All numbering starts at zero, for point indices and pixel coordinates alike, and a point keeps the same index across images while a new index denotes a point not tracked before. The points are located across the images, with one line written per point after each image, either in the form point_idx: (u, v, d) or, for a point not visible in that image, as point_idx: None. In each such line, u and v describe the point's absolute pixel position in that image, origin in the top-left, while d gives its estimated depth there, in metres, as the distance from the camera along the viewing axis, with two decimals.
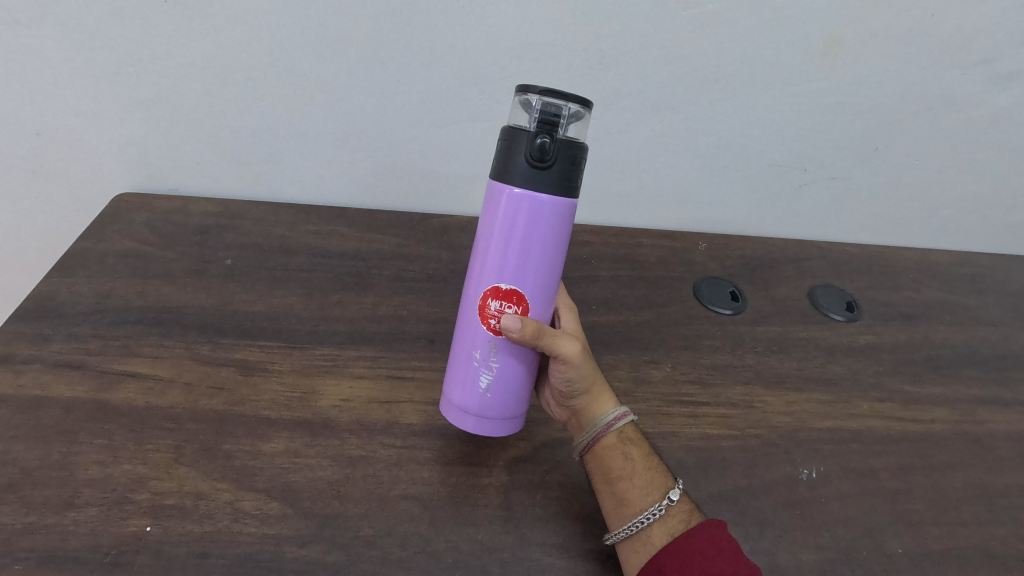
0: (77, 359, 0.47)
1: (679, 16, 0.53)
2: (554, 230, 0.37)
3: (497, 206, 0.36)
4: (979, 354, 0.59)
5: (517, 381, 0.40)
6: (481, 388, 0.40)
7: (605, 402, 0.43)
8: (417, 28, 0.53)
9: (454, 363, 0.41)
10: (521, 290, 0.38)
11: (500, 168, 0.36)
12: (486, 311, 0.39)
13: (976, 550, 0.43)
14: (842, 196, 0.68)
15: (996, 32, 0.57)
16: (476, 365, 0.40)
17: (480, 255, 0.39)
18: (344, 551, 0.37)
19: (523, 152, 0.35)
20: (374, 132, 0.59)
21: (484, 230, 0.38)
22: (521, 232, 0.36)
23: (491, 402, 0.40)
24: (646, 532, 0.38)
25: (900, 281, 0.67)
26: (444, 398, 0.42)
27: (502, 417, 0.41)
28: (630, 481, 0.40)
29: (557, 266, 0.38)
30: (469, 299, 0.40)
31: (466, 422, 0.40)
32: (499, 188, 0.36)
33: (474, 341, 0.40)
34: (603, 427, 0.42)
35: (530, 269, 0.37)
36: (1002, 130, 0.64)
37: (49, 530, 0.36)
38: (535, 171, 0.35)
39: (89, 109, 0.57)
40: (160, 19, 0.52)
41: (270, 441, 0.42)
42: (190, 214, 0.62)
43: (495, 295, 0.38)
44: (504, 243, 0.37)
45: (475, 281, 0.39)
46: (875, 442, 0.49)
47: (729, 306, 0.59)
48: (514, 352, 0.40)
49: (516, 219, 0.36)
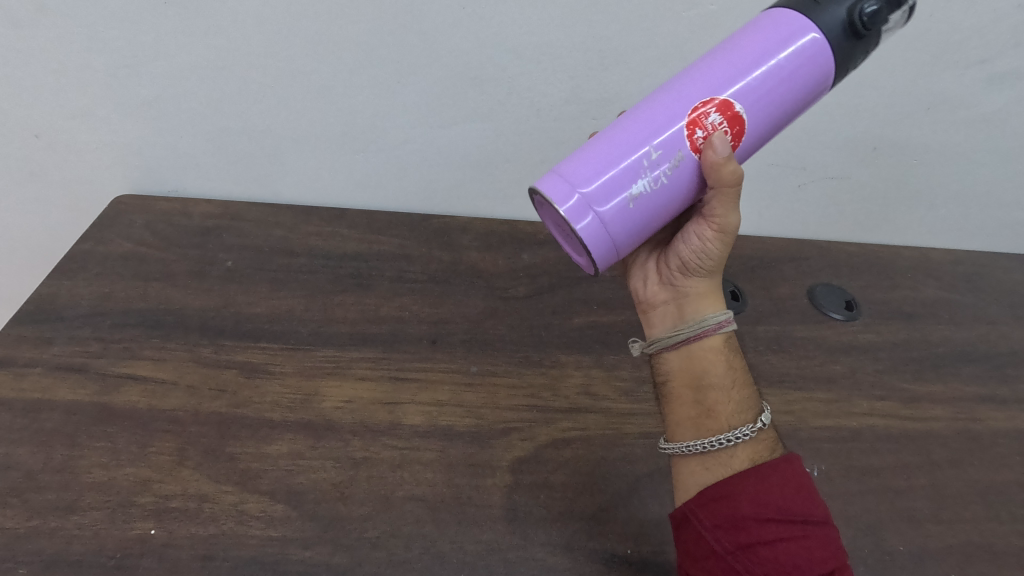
0: (78, 362, 0.46)
1: (679, 16, 0.53)
2: (807, 90, 0.36)
3: (790, 35, 0.35)
4: (976, 352, 0.60)
5: (658, 213, 0.37)
6: (631, 194, 0.36)
7: (715, 303, 0.43)
8: (418, 28, 0.52)
9: (609, 147, 0.36)
10: (746, 122, 0.36)
11: (807, 3, 0.35)
12: (702, 118, 0.35)
13: (974, 547, 0.43)
14: (841, 195, 0.68)
15: (995, 33, 0.57)
16: (644, 167, 0.36)
17: (733, 64, 0.35)
18: (348, 553, 0.37)
19: (849, 4, 0.34)
20: (375, 132, 0.59)
21: (750, 48, 0.35)
22: (790, 74, 0.35)
23: (626, 216, 0.36)
24: (731, 451, 0.39)
25: (899, 279, 0.67)
26: (574, 173, 0.36)
27: (618, 237, 0.37)
28: (726, 393, 0.40)
29: (766, 136, 0.37)
30: (682, 95, 0.36)
31: (584, 213, 0.36)
32: (805, 23, 0.35)
33: (653, 138, 0.36)
34: (711, 325, 0.41)
35: (758, 113, 0.36)
36: (1001, 130, 0.64)
37: (53, 534, 0.36)
38: (844, 28, 0.34)
39: (87, 110, 0.56)
40: (159, 21, 0.51)
41: (273, 443, 0.42)
42: (189, 216, 0.61)
43: (721, 108, 0.35)
44: (767, 79, 0.35)
45: (712, 83, 0.35)
46: (875, 440, 0.49)
47: (730, 305, 0.60)
48: (689, 177, 0.37)
49: (794, 65, 0.35)
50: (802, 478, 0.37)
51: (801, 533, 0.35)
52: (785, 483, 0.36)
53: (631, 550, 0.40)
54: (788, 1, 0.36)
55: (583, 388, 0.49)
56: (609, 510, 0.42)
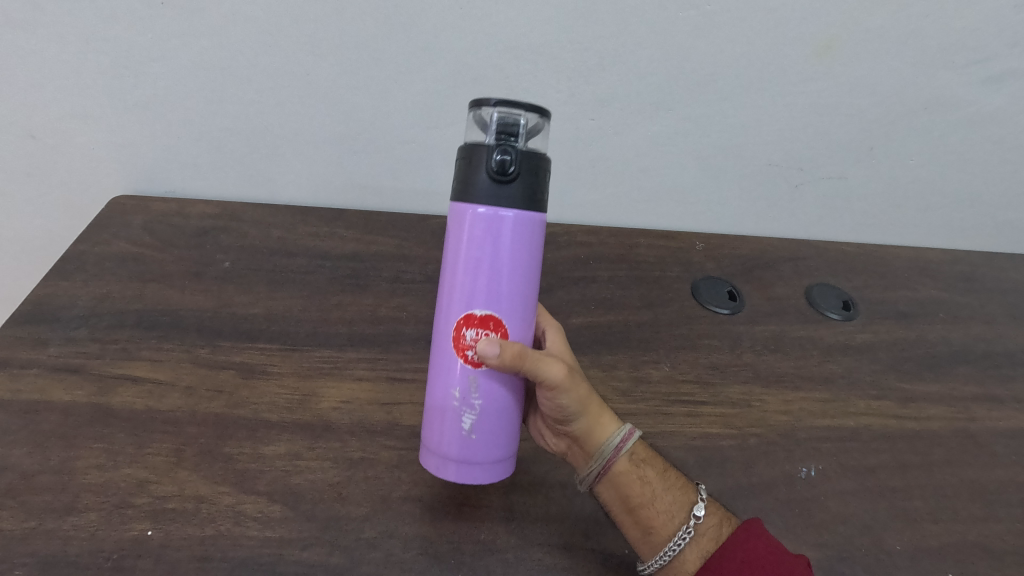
0: (76, 363, 0.46)
1: (676, 17, 0.53)
2: (526, 243, 0.36)
3: (462, 224, 0.36)
4: (973, 351, 0.60)
5: (503, 418, 0.38)
6: (464, 431, 0.37)
7: (608, 422, 0.41)
8: (416, 29, 0.53)
9: (432, 404, 0.38)
10: (497, 313, 0.36)
11: (460, 189, 0.36)
12: (461, 343, 0.37)
13: (972, 546, 0.43)
14: (839, 195, 0.68)
15: (989, 33, 0.57)
16: (457, 405, 0.37)
17: (449, 288, 0.37)
18: (346, 553, 0.37)
19: (484, 169, 0.35)
20: (373, 133, 0.59)
21: (450, 245, 0.37)
22: (503, 247, 0.35)
23: (477, 445, 0.37)
24: (681, 557, 0.39)
25: (896, 279, 0.67)
26: (425, 445, 0.39)
27: (491, 461, 0.38)
28: (653, 507, 0.40)
29: (528, 282, 0.37)
30: (441, 333, 0.38)
31: (449, 473, 0.38)
32: (462, 209, 0.36)
33: (452, 378, 0.37)
34: (610, 454, 0.40)
35: (505, 291, 0.36)
36: (996, 129, 0.65)
37: (49, 535, 0.36)
38: (498, 184, 0.35)
39: (83, 112, 0.56)
40: (158, 21, 0.52)
41: (271, 444, 0.42)
42: (187, 216, 0.61)
43: (469, 322, 0.36)
44: (478, 266, 0.36)
45: (447, 312, 0.37)
46: (872, 439, 0.50)
47: (727, 305, 0.60)
48: (493, 388, 0.37)
49: (486, 238, 0.35)
50: (753, 552, 0.37)
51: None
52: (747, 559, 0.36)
53: (627, 551, 0.40)
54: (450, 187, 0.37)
55: None
56: (607, 511, 0.42)
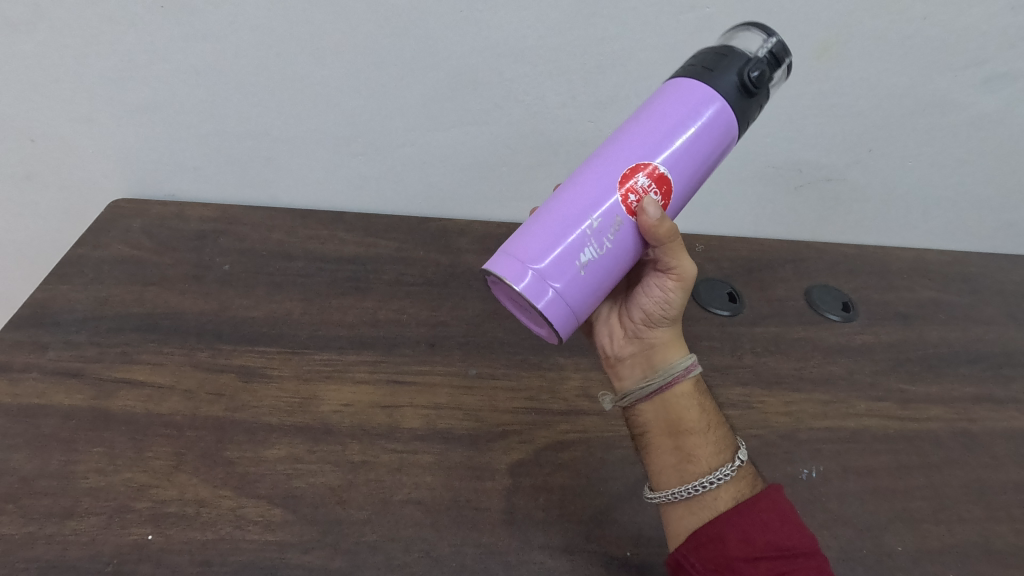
0: (75, 367, 0.46)
1: (676, 19, 0.53)
2: (719, 143, 0.37)
3: (697, 100, 0.36)
4: (972, 353, 0.60)
5: (605, 283, 0.37)
6: (579, 266, 0.35)
7: (677, 348, 0.44)
8: (417, 31, 0.53)
9: (547, 226, 0.36)
10: (670, 175, 0.36)
11: (699, 72, 0.37)
12: (628, 182, 0.36)
13: (973, 547, 0.43)
14: (838, 197, 0.68)
15: (988, 35, 0.58)
16: (588, 233, 0.35)
17: (640, 135, 0.36)
18: (347, 557, 0.37)
19: (735, 70, 0.36)
20: (373, 136, 0.59)
21: (665, 108, 0.36)
22: (705, 133, 0.36)
23: (577, 285, 0.35)
24: (713, 493, 0.39)
25: (895, 280, 0.67)
26: (517, 252, 0.36)
27: (576, 309, 0.36)
28: (701, 437, 0.41)
29: (694, 184, 0.38)
30: (605, 166, 0.36)
31: (537, 295, 0.35)
32: (702, 88, 0.36)
33: (594, 202, 0.35)
34: (680, 372, 0.42)
35: (687, 171, 0.36)
36: (997, 130, 0.65)
37: (49, 541, 0.36)
38: (739, 88, 0.36)
39: (84, 115, 0.56)
40: (158, 24, 0.51)
41: (272, 447, 0.42)
42: (186, 220, 0.61)
43: (648, 172, 0.36)
44: (686, 130, 0.35)
45: (622, 152, 0.36)
46: (873, 440, 0.50)
47: (728, 307, 0.60)
48: (624, 245, 0.37)
49: (709, 121, 0.36)
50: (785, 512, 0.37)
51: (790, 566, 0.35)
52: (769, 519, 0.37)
53: (631, 553, 0.40)
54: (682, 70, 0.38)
55: (581, 390, 0.49)
56: (609, 513, 0.42)
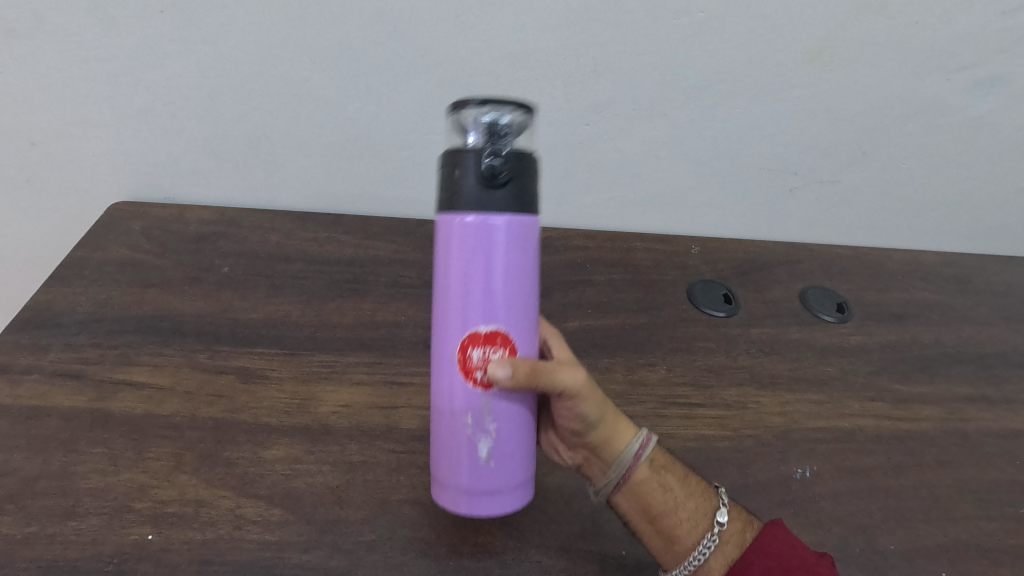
0: (76, 368, 0.47)
1: (669, 24, 0.54)
2: (523, 246, 0.35)
3: (456, 238, 0.34)
4: (965, 353, 0.60)
5: (518, 439, 0.37)
6: (481, 458, 0.36)
7: (625, 430, 0.41)
8: (414, 35, 0.53)
9: (451, 467, 0.37)
10: (507, 331, 0.35)
11: (446, 200, 0.35)
12: (469, 364, 0.35)
13: (965, 545, 0.44)
14: (833, 198, 0.69)
15: (978, 39, 0.58)
16: (471, 433, 0.36)
17: (449, 296, 0.36)
18: (346, 556, 0.37)
19: (472, 171, 0.34)
20: (370, 139, 0.60)
21: (444, 263, 0.35)
22: (507, 257, 0.34)
23: (491, 473, 0.37)
24: (706, 564, 0.40)
25: (890, 282, 0.68)
26: (440, 481, 0.38)
27: (499, 490, 0.37)
28: (675, 515, 0.41)
29: (531, 303, 0.36)
30: (446, 340, 0.36)
31: (466, 501, 0.37)
32: (451, 222, 0.34)
33: (463, 406, 0.36)
34: (628, 465, 0.40)
35: (507, 305, 0.35)
36: (989, 132, 0.65)
37: (50, 540, 0.36)
38: (487, 190, 0.34)
39: (84, 119, 0.57)
40: (157, 29, 0.52)
41: (270, 448, 0.43)
42: (186, 222, 0.61)
43: (475, 342, 0.35)
44: (464, 280, 0.35)
45: (447, 335, 0.36)
46: (867, 440, 0.50)
47: (723, 309, 0.60)
48: (508, 410, 0.37)
49: (477, 250, 0.34)
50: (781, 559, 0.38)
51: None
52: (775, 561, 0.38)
53: (626, 552, 0.40)
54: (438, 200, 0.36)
55: None
56: (604, 513, 0.42)
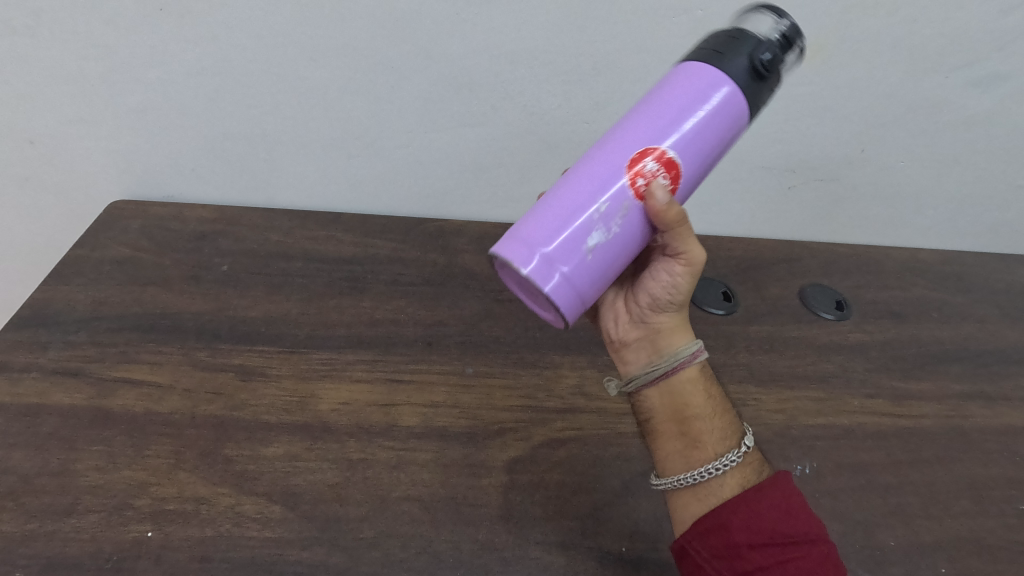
0: (74, 366, 0.47)
1: (669, 22, 0.54)
2: (731, 124, 0.37)
3: (698, 78, 0.36)
4: (964, 350, 0.60)
5: (617, 262, 0.37)
6: (586, 248, 0.35)
7: (686, 330, 0.43)
8: (412, 33, 0.53)
9: (557, 209, 0.36)
10: (683, 167, 0.36)
11: (710, 53, 0.36)
12: (638, 167, 0.36)
13: (965, 541, 0.44)
14: (832, 197, 0.69)
15: (978, 38, 0.58)
16: (595, 220, 0.35)
17: (659, 112, 0.36)
18: (346, 553, 0.37)
19: (747, 54, 0.36)
20: (369, 137, 0.60)
21: (671, 90, 0.36)
22: (713, 118, 0.36)
23: (585, 267, 0.35)
24: (720, 480, 0.39)
25: (888, 279, 0.68)
26: (524, 231, 0.36)
27: (581, 289, 0.36)
28: (708, 422, 0.41)
29: (701, 172, 0.38)
30: (626, 134, 0.36)
31: (540, 262, 0.35)
32: (714, 71, 0.36)
33: (603, 183, 0.36)
34: (685, 358, 0.41)
35: (695, 156, 0.36)
36: (988, 131, 0.65)
37: (50, 538, 0.36)
38: (747, 72, 0.36)
39: (83, 117, 0.57)
40: (158, 28, 0.52)
41: (270, 445, 0.43)
42: (184, 221, 0.62)
43: (656, 156, 0.36)
44: (679, 111, 0.36)
45: (630, 138, 0.36)
46: (866, 437, 0.50)
47: (722, 306, 0.60)
48: (632, 228, 0.37)
49: (704, 95, 0.36)
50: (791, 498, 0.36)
51: (798, 552, 0.34)
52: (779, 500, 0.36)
53: (625, 548, 0.40)
54: (695, 53, 0.38)
55: (577, 388, 0.50)
56: (604, 510, 0.42)
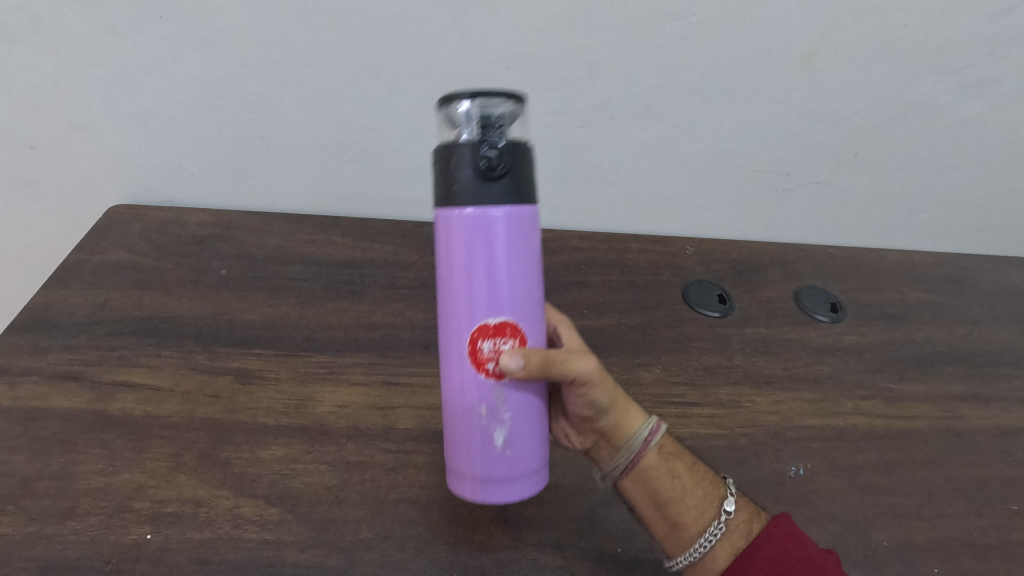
0: (74, 370, 0.47)
1: (661, 27, 0.55)
2: (529, 236, 0.35)
3: (455, 230, 0.34)
4: (957, 351, 0.61)
5: (532, 428, 0.38)
6: (497, 447, 0.37)
7: (635, 416, 0.42)
8: (409, 39, 0.54)
9: (463, 456, 0.37)
10: (515, 319, 0.36)
11: (443, 194, 0.35)
12: (479, 356, 0.36)
13: (957, 541, 0.44)
14: (826, 200, 0.69)
15: (967, 41, 0.59)
16: (486, 422, 0.36)
17: (447, 290, 0.36)
18: (344, 554, 0.38)
19: (468, 163, 0.33)
20: (366, 142, 0.60)
21: (445, 260, 0.35)
22: (504, 248, 0.34)
23: (512, 460, 0.37)
24: (711, 554, 0.41)
25: (883, 282, 0.68)
26: (454, 471, 0.38)
27: (520, 476, 0.37)
28: (682, 502, 0.42)
29: (530, 290, 0.36)
30: (453, 349, 0.36)
31: (482, 490, 0.37)
32: (448, 215, 0.35)
33: (476, 391, 0.36)
34: (637, 453, 0.41)
35: (515, 293, 0.35)
36: (979, 134, 0.66)
37: (50, 540, 0.36)
38: (482, 181, 0.33)
39: (81, 122, 0.57)
40: (154, 34, 0.53)
41: (268, 448, 0.43)
42: (184, 225, 0.61)
43: (484, 334, 0.35)
44: (469, 273, 0.35)
45: (454, 330, 0.36)
46: (860, 438, 0.51)
47: (718, 308, 0.61)
48: (523, 401, 0.37)
49: (483, 245, 0.34)
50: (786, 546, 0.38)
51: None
52: (780, 552, 0.38)
53: (620, 549, 0.40)
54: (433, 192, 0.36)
55: None
56: (600, 512, 0.42)
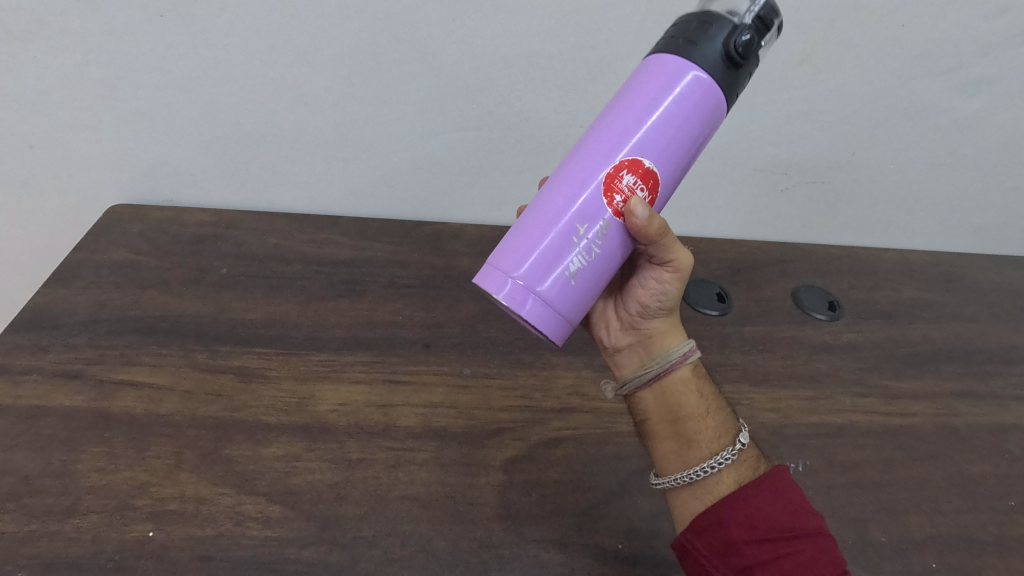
0: (75, 368, 0.47)
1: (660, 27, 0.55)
2: (710, 119, 0.36)
3: (673, 72, 0.35)
4: (954, 350, 0.61)
5: (600, 280, 0.38)
6: (568, 272, 0.36)
7: (675, 336, 0.46)
8: (409, 37, 0.54)
9: (523, 250, 0.36)
10: (660, 177, 0.36)
11: (679, 45, 0.35)
12: (615, 181, 0.36)
13: (954, 536, 0.45)
14: (823, 199, 0.70)
15: (964, 43, 0.59)
16: (576, 243, 0.36)
17: (613, 124, 0.36)
18: (345, 551, 0.38)
19: (722, 38, 0.34)
20: (366, 141, 0.60)
21: (647, 83, 0.35)
22: (689, 116, 0.35)
23: (570, 292, 0.37)
24: (716, 477, 0.40)
25: (879, 280, 0.69)
26: (499, 264, 0.37)
27: (567, 311, 0.37)
28: (700, 422, 0.43)
29: (678, 173, 0.37)
30: (586, 168, 0.36)
31: (529, 300, 0.36)
32: (676, 63, 0.35)
33: (574, 202, 0.36)
34: (677, 358, 0.44)
35: (670, 157, 0.36)
36: (975, 134, 0.67)
37: (51, 538, 0.36)
38: (722, 63, 0.35)
39: (83, 122, 0.57)
40: (156, 34, 0.52)
41: (270, 445, 0.43)
42: (184, 224, 0.62)
43: (633, 169, 0.36)
44: (664, 115, 0.35)
45: (601, 147, 0.36)
46: (858, 435, 0.51)
47: (716, 307, 0.61)
48: (615, 247, 0.37)
49: (688, 95, 0.35)
50: (787, 494, 0.37)
51: (795, 549, 0.35)
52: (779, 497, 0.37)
53: (621, 546, 0.41)
54: (663, 44, 0.36)
55: (573, 389, 0.50)
56: (601, 507, 0.42)
